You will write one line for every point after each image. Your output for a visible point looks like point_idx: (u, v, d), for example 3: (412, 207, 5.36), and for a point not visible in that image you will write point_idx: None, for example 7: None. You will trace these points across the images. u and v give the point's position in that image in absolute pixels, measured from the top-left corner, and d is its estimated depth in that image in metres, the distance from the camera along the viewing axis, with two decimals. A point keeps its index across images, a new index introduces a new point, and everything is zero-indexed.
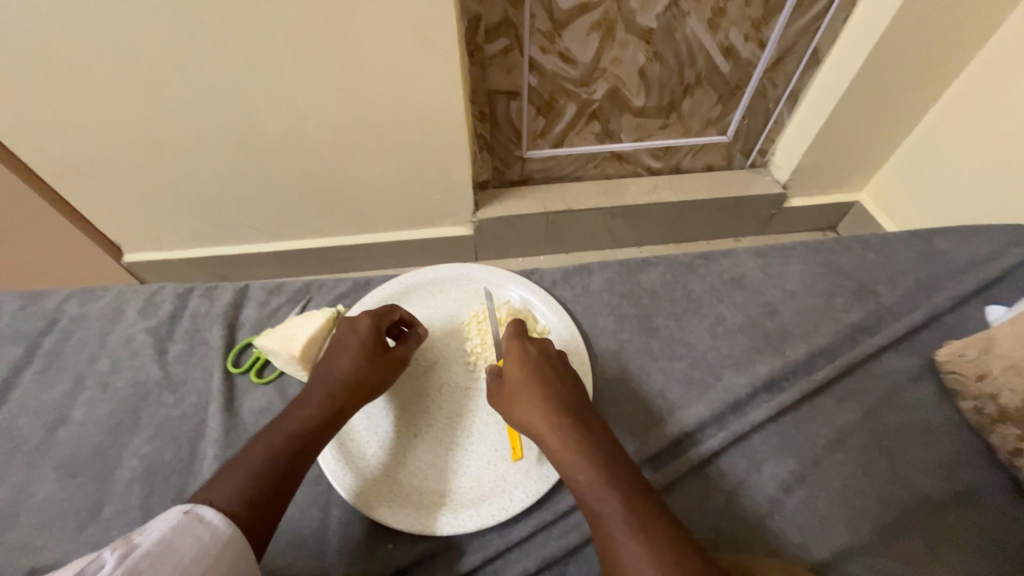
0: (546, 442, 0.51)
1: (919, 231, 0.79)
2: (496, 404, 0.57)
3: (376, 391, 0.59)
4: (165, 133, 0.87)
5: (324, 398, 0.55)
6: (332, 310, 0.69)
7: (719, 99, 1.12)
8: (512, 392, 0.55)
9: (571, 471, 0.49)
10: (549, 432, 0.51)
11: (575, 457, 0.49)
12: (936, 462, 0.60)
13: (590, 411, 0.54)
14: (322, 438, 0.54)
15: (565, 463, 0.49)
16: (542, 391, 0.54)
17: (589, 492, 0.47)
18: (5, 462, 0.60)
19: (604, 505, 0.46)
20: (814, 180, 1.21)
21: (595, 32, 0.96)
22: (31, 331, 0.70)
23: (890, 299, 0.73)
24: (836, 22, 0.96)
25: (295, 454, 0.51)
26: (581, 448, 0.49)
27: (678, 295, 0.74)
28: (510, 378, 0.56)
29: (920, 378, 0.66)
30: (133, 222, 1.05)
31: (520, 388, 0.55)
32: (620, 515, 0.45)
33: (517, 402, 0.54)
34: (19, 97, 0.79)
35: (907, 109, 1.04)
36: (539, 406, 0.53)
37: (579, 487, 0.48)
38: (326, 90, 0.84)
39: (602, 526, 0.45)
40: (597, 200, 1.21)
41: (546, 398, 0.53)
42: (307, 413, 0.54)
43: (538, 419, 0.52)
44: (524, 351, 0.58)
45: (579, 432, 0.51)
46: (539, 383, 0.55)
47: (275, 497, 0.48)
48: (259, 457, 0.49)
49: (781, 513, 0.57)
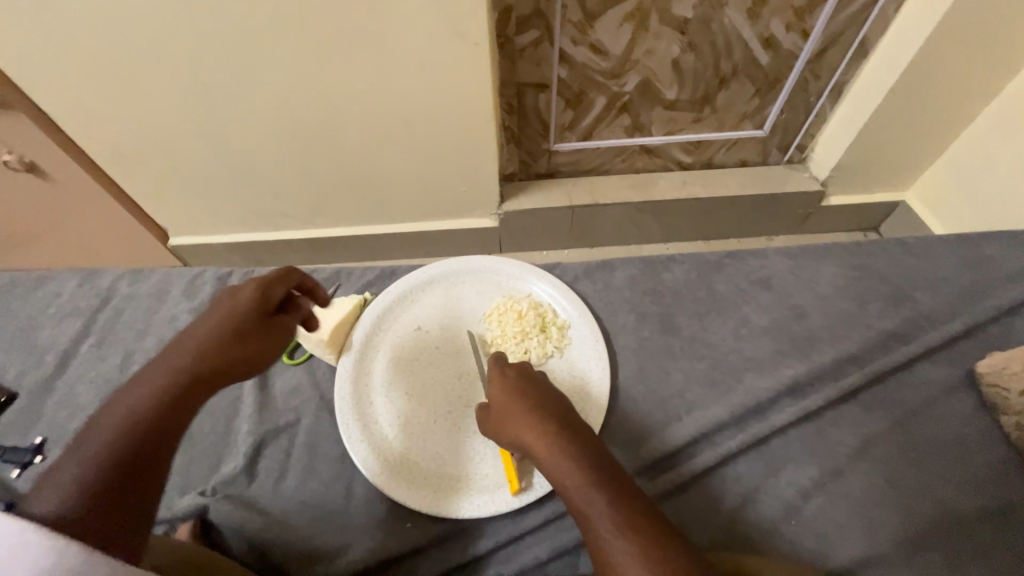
0: (532, 455, 0.51)
1: (966, 235, 0.75)
2: (486, 426, 0.57)
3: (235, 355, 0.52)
4: (208, 122, 0.92)
5: (192, 360, 0.49)
6: (359, 297, 0.72)
7: (757, 92, 1.08)
8: (496, 411, 0.55)
9: (557, 481, 0.48)
10: (532, 444, 0.51)
11: (558, 467, 0.48)
12: (970, 478, 0.57)
13: (574, 415, 0.53)
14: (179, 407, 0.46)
15: (551, 474, 0.49)
16: (520, 407, 0.53)
17: (575, 500, 0.46)
18: (65, 426, 0.66)
19: (590, 511, 0.45)
20: (856, 178, 1.15)
21: (628, 23, 0.94)
22: (88, 307, 0.75)
23: (929, 306, 0.70)
24: (887, 10, 0.90)
25: (162, 417, 0.45)
26: (563, 454, 0.48)
27: (703, 294, 0.73)
28: (493, 398, 0.56)
29: (959, 389, 0.63)
30: (178, 207, 1.11)
31: (503, 407, 0.54)
32: (607, 521, 0.44)
33: (500, 418, 0.54)
34: (80, 87, 0.85)
35: (962, 103, 0.98)
36: (521, 419, 0.52)
37: (566, 496, 0.47)
38: (359, 81, 0.86)
39: (593, 532, 0.44)
40: (624, 194, 1.20)
41: (525, 413, 0.52)
42: (172, 372, 0.48)
43: (520, 432, 0.52)
44: (504, 372, 0.57)
45: (560, 441, 0.49)
46: (519, 398, 0.54)
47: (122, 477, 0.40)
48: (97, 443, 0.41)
49: (799, 519, 0.56)
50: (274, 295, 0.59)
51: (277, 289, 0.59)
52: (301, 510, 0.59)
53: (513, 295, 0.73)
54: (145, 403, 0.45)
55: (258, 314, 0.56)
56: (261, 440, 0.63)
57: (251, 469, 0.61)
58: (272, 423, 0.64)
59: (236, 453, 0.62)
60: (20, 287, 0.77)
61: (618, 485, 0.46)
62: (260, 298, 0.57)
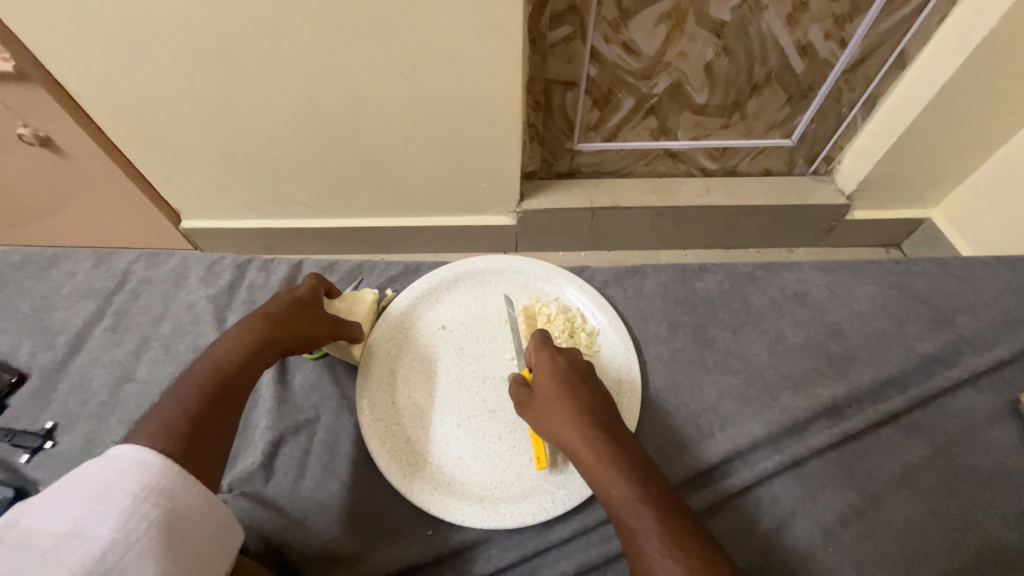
0: (574, 458, 0.49)
1: (1006, 259, 0.72)
2: (523, 413, 0.55)
3: (296, 333, 0.56)
4: (228, 105, 0.89)
5: (254, 328, 0.53)
6: (370, 293, 0.68)
7: (788, 101, 1.05)
8: (542, 403, 0.53)
9: (600, 490, 0.47)
10: (577, 448, 0.49)
11: (603, 475, 0.47)
12: (1011, 511, 0.55)
13: (621, 422, 0.52)
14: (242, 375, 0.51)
15: (593, 481, 0.47)
16: (568, 403, 0.52)
17: (619, 513, 0.45)
18: (77, 412, 0.64)
19: (635, 528, 0.44)
20: (884, 193, 1.13)
21: (663, 23, 0.91)
22: (104, 289, 0.73)
23: (970, 330, 0.67)
24: (930, 23, 0.88)
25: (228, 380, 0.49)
26: (613, 461, 0.47)
27: (736, 306, 0.71)
28: (539, 386, 0.54)
29: (1000, 419, 0.61)
30: (194, 191, 1.09)
31: (548, 399, 0.53)
32: (651, 539, 0.43)
33: (547, 412, 0.52)
34: (96, 62, 0.82)
35: (1002, 121, 0.94)
36: (572, 418, 0.50)
37: (608, 508, 0.46)
38: (386, 71, 0.83)
39: (634, 548, 0.44)
40: (647, 198, 1.17)
41: (574, 413, 0.51)
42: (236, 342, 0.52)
43: (569, 431, 0.50)
44: (554, 361, 0.55)
45: (609, 450, 0.48)
46: (568, 396, 0.52)
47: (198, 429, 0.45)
48: (173, 402, 0.46)
49: (836, 546, 0.54)
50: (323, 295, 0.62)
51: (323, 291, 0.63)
52: (320, 511, 0.57)
53: (541, 298, 0.71)
54: (207, 376, 0.49)
55: (313, 307, 0.59)
56: (279, 436, 0.61)
57: (268, 466, 0.59)
58: (290, 418, 0.62)
59: (252, 449, 0.60)
60: (33, 266, 0.75)
61: (665, 503, 0.45)
62: (312, 293, 0.60)
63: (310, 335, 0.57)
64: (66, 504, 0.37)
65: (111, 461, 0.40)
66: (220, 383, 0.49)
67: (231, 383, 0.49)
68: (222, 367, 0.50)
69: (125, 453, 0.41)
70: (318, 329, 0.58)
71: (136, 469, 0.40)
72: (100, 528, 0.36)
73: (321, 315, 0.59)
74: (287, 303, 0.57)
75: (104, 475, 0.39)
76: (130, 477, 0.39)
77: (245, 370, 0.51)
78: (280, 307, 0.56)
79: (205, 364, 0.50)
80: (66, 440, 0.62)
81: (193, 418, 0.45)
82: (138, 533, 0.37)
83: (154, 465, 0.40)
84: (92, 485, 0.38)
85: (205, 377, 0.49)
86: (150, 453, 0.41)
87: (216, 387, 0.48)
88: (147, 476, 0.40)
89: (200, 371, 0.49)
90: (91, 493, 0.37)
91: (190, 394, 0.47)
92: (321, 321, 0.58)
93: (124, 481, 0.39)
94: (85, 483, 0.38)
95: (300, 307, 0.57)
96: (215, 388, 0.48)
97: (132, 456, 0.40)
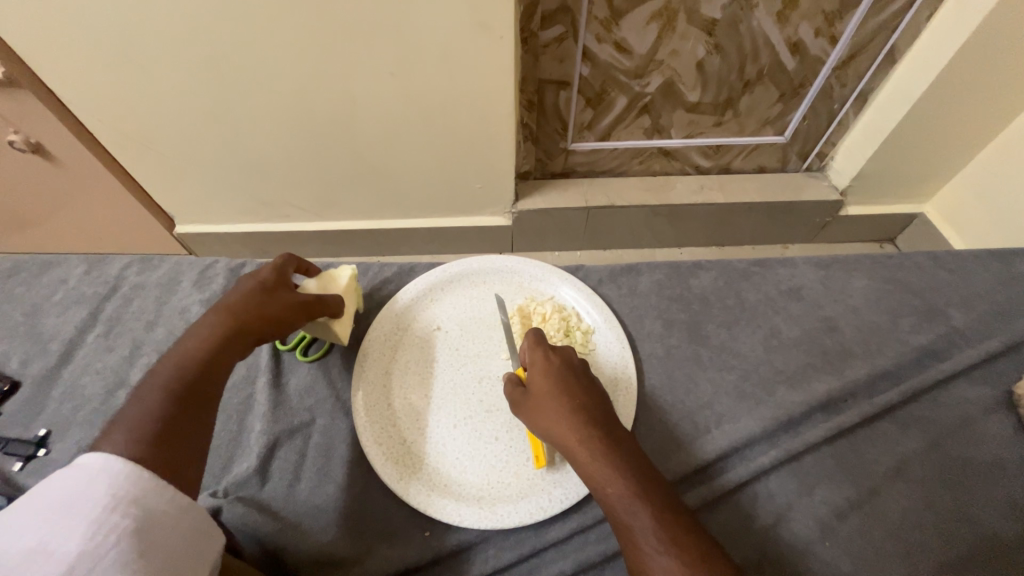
0: (570, 456, 0.49)
1: (999, 252, 0.73)
2: (519, 412, 0.55)
3: (264, 317, 0.56)
4: (220, 109, 0.89)
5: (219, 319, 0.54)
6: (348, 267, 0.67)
7: (780, 98, 1.05)
8: (537, 402, 0.53)
9: (596, 488, 0.47)
10: (572, 446, 0.49)
11: (599, 474, 0.47)
12: (1007, 502, 0.55)
13: (617, 420, 0.52)
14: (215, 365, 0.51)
15: (589, 480, 0.47)
16: (563, 400, 0.52)
17: (615, 512, 0.45)
18: (69, 419, 0.64)
19: (631, 526, 0.44)
20: (877, 188, 1.13)
21: (655, 22, 0.92)
22: (96, 295, 0.73)
23: (964, 323, 0.67)
24: (919, 19, 0.88)
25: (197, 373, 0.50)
26: (609, 459, 0.47)
27: (731, 302, 0.71)
28: (534, 385, 0.54)
29: (994, 411, 0.61)
30: (187, 196, 1.08)
31: (543, 397, 0.53)
32: (648, 537, 0.43)
33: (542, 410, 0.52)
34: (85, 67, 0.82)
35: (992, 115, 0.95)
36: (567, 417, 0.50)
37: (605, 506, 0.46)
38: (378, 73, 0.83)
39: (631, 546, 0.44)
40: (642, 197, 1.17)
41: (568, 411, 0.51)
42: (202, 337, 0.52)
43: (565, 430, 0.50)
44: (549, 359, 0.55)
45: (604, 449, 0.48)
46: (562, 395, 0.52)
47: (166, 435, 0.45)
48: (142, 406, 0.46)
49: (832, 540, 0.54)
50: (289, 275, 0.62)
51: (290, 272, 0.62)
52: (317, 514, 0.57)
53: (536, 297, 0.71)
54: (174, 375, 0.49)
55: (276, 289, 0.58)
56: (275, 440, 0.61)
57: (264, 471, 0.59)
58: (286, 422, 0.62)
59: (248, 453, 0.60)
60: (25, 273, 0.75)
61: (660, 500, 0.45)
62: (276, 275, 0.60)
63: (278, 315, 0.57)
64: (30, 519, 0.36)
65: (77, 472, 0.39)
66: (188, 381, 0.49)
67: (199, 379, 0.49)
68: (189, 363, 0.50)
69: (93, 462, 0.40)
70: (282, 309, 0.57)
71: (104, 480, 0.39)
72: (66, 541, 0.35)
73: (285, 295, 0.58)
74: (248, 290, 0.57)
75: (70, 488, 0.38)
76: (98, 488, 0.38)
77: (213, 364, 0.51)
78: (240, 295, 0.56)
79: (172, 362, 0.50)
80: (59, 447, 0.62)
81: (162, 421, 0.45)
82: (107, 544, 0.36)
83: (124, 473, 0.40)
84: (57, 497, 0.37)
85: (172, 376, 0.49)
86: (118, 462, 0.40)
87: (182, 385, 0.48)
88: (115, 485, 0.39)
89: (166, 371, 0.49)
90: (56, 506, 0.36)
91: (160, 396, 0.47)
92: (285, 302, 0.57)
93: (92, 492, 0.38)
94: (50, 496, 0.37)
95: (260, 291, 0.57)
96: (182, 385, 0.48)
97: (100, 465, 0.40)
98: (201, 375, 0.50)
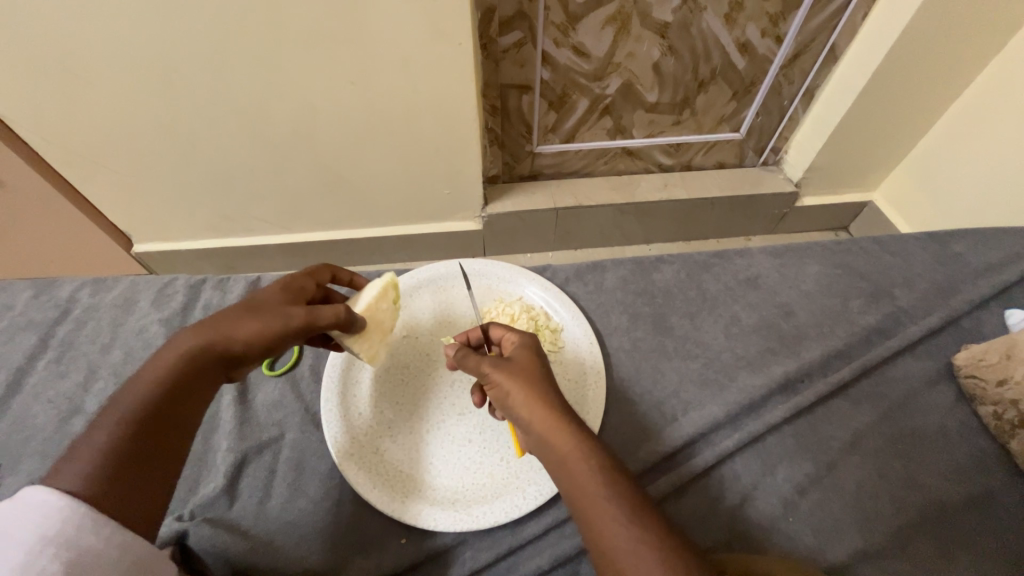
0: (547, 429, 0.48)
1: (936, 234, 0.78)
2: (498, 377, 0.52)
3: (243, 336, 0.50)
4: (174, 123, 0.87)
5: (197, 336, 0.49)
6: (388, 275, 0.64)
7: (733, 96, 1.10)
8: (520, 372, 0.52)
9: (572, 460, 0.46)
10: (551, 419, 0.49)
11: (579, 446, 0.47)
12: (952, 468, 0.59)
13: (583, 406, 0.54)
14: (178, 393, 0.47)
15: (566, 452, 0.47)
16: (544, 379, 0.52)
17: (591, 484, 0.45)
18: (20, 451, 0.61)
19: (606, 498, 0.44)
20: (828, 180, 1.19)
21: (610, 26, 0.94)
22: (45, 320, 0.70)
23: (906, 302, 0.72)
24: (855, 19, 0.93)
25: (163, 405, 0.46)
26: (585, 434, 0.48)
27: (693, 293, 0.74)
28: (514, 361, 0.53)
29: (937, 383, 0.65)
30: (143, 213, 1.04)
31: (522, 373, 0.52)
32: (621, 508, 0.44)
33: (525, 382, 0.51)
34: (25, 83, 0.78)
35: (926, 108, 1.01)
36: (550, 392, 0.51)
37: (579, 480, 0.45)
38: (337, 82, 0.83)
39: (600, 519, 0.44)
40: (607, 196, 1.20)
41: (549, 389, 0.51)
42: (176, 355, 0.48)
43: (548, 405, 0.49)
44: (531, 342, 0.56)
45: (581, 426, 0.49)
46: (540, 372, 0.53)
47: (132, 473, 0.43)
48: (106, 437, 0.44)
49: (795, 515, 0.56)
50: (298, 291, 0.57)
51: (298, 287, 0.58)
52: (288, 530, 0.56)
53: (504, 298, 0.72)
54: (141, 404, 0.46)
55: (265, 306, 0.53)
56: (243, 457, 0.59)
57: (232, 489, 0.58)
58: (254, 439, 0.61)
59: (215, 473, 0.58)
60: None
61: (631, 477, 0.47)
62: (274, 292, 0.55)
63: (260, 336, 0.51)
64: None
65: (11, 506, 0.39)
66: (150, 405, 0.46)
67: (162, 404, 0.46)
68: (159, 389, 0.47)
69: (32, 494, 0.39)
70: (262, 328, 0.51)
71: (36, 518, 0.38)
72: None
73: (270, 313, 0.52)
74: (240, 304, 0.52)
75: (3, 525, 0.38)
76: (28, 528, 0.38)
77: (179, 387, 0.47)
78: (226, 312, 0.52)
79: (147, 378, 0.47)
80: (9, 481, 0.59)
81: (123, 455, 0.43)
82: None
83: (57, 512, 0.39)
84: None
85: (137, 397, 0.46)
86: (54, 497, 0.39)
87: (150, 415, 0.46)
88: (46, 524, 0.38)
89: (133, 390, 0.46)
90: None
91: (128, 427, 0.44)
92: (264, 321, 0.51)
93: (22, 532, 0.37)
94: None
95: (246, 308, 0.52)
96: (148, 415, 0.45)
97: (36, 500, 0.39)
98: (161, 399, 0.46)
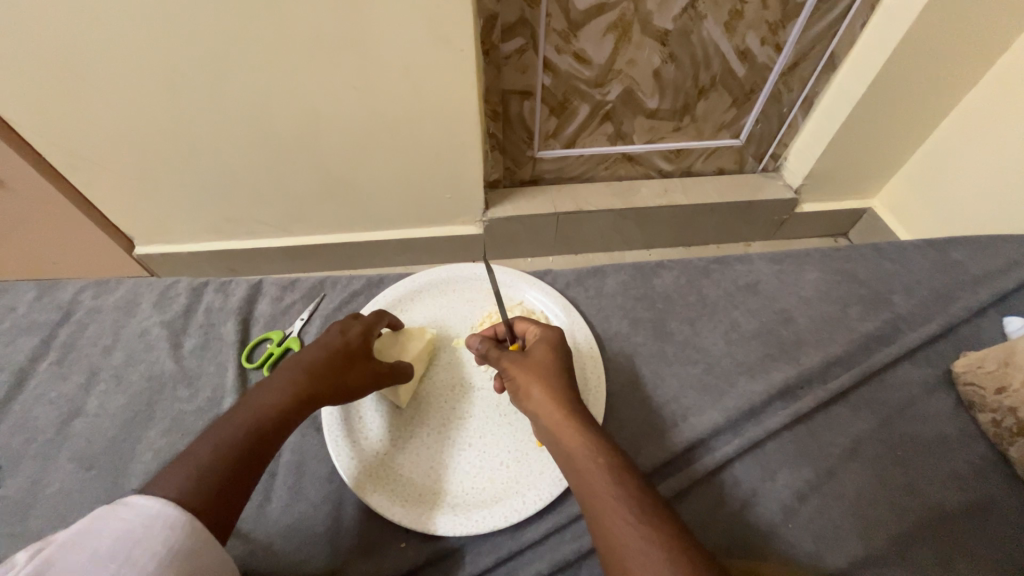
0: (558, 428, 0.51)
1: (935, 241, 0.78)
2: (512, 374, 0.55)
3: (344, 388, 0.55)
4: (179, 127, 0.87)
5: (302, 380, 0.53)
6: (427, 333, 0.67)
7: (733, 103, 1.11)
8: (532, 371, 0.55)
9: (581, 457, 0.48)
10: (563, 418, 0.51)
11: (588, 445, 0.49)
12: (952, 475, 0.59)
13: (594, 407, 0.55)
14: (282, 428, 0.51)
15: (576, 450, 0.49)
16: (559, 377, 0.54)
17: (598, 482, 0.46)
18: (20, 453, 0.61)
19: (614, 496, 0.45)
20: (828, 186, 1.19)
21: (611, 33, 0.95)
22: (48, 321, 0.70)
23: (905, 309, 0.72)
24: (853, 28, 0.95)
25: (263, 432, 0.49)
26: (595, 433, 0.50)
27: (693, 299, 0.74)
28: (531, 358, 0.56)
29: (936, 389, 0.65)
30: (146, 215, 1.05)
31: (538, 369, 0.55)
32: (629, 507, 0.44)
33: (536, 381, 0.54)
34: (34, 86, 0.79)
35: (924, 116, 1.02)
36: (561, 390, 0.53)
37: (587, 476, 0.47)
38: (341, 87, 0.84)
39: (607, 516, 0.44)
40: (608, 201, 1.20)
41: (563, 388, 0.53)
42: (279, 394, 0.52)
43: (558, 403, 0.52)
44: (555, 339, 0.59)
45: (591, 426, 0.51)
46: (554, 371, 0.55)
47: (227, 484, 0.45)
48: (206, 448, 0.46)
49: (795, 522, 0.56)
50: (375, 333, 0.61)
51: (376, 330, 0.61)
52: (289, 534, 0.56)
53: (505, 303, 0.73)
54: (244, 423, 0.49)
55: (357, 355, 0.57)
56: None
57: None
58: None
59: None
60: None
61: (640, 478, 0.47)
62: (364, 339, 0.59)
63: (359, 390, 0.56)
64: (87, 559, 0.37)
65: (134, 515, 0.40)
66: (252, 431, 0.49)
67: (259, 436, 0.49)
68: (263, 416, 0.50)
69: (150, 506, 0.41)
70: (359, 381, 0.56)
71: (160, 527, 0.40)
72: None
73: (364, 365, 0.57)
74: (333, 350, 0.56)
75: (129, 532, 0.39)
76: (154, 536, 0.39)
77: (281, 422, 0.51)
78: (326, 359, 0.55)
79: (250, 407, 0.50)
80: (9, 483, 0.58)
81: (221, 466, 0.46)
82: None
83: (181, 524, 0.40)
84: (116, 541, 0.38)
85: (237, 425, 0.49)
86: (177, 509, 0.41)
87: (251, 432, 0.49)
88: (170, 535, 0.40)
89: (237, 417, 0.49)
90: (115, 552, 0.37)
91: (227, 442, 0.47)
92: (364, 375, 0.56)
93: (147, 540, 0.39)
94: (107, 539, 0.38)
95: (343, 358, 0.56)
96: (248, 435, 0.48)
97: (158, 512, 0.41)
98: (264, 434, 0.49)
